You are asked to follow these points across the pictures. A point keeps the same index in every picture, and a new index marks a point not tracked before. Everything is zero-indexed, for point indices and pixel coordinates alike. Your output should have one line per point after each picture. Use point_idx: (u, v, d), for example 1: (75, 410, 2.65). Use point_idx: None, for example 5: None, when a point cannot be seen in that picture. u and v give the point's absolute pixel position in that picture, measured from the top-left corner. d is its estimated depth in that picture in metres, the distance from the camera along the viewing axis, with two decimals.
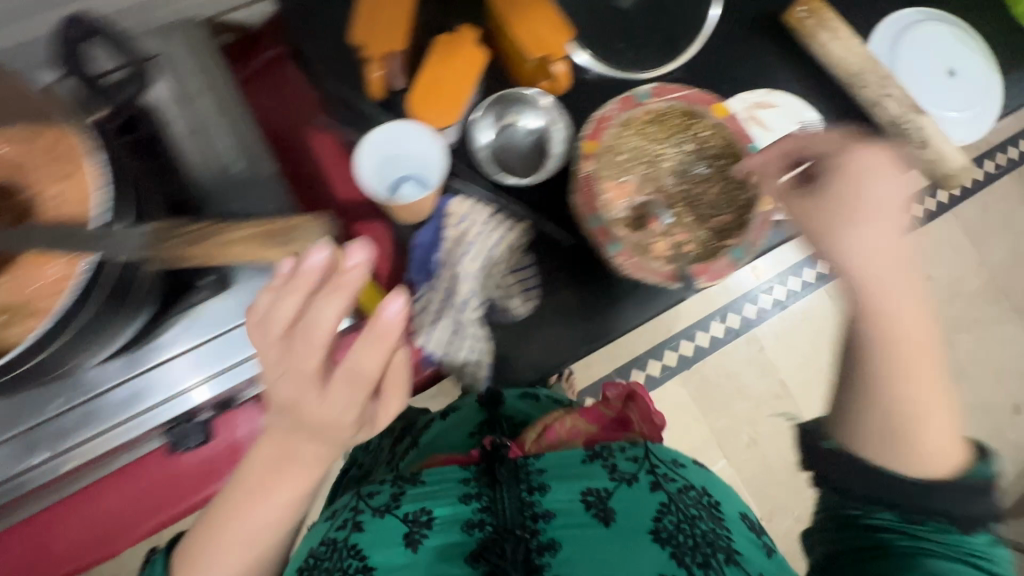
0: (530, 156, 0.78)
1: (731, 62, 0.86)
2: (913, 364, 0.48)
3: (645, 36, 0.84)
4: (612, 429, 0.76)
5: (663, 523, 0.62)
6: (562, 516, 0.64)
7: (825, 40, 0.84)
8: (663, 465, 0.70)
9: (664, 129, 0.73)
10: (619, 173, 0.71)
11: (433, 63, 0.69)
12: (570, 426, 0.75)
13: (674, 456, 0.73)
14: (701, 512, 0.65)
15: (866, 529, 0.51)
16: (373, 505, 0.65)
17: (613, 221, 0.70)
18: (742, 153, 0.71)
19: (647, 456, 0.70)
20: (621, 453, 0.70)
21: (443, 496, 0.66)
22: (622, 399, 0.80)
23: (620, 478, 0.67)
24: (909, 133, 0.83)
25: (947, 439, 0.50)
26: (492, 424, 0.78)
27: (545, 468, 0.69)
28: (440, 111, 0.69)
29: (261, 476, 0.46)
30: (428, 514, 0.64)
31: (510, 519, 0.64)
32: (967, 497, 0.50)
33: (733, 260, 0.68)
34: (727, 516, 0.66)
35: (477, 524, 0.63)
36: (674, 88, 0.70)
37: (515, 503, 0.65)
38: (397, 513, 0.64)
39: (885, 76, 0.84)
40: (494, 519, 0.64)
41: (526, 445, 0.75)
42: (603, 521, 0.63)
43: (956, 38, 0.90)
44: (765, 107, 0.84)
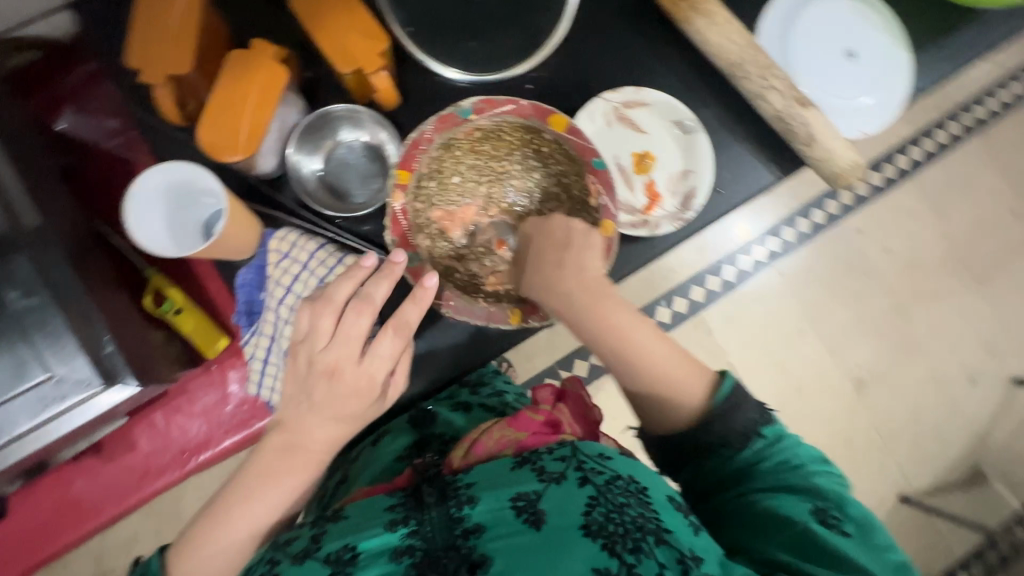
0: (369, 178, 0.71)
1: (601, 54, 0.77)
2: (628, 350, 0.57)
3: (499, 30, 0.73)
4: (545, 433, 0.60)
5: (594, 516, 0.51)
6: (493, 526, 0.52)
7: (701, 26, 0.73)
8: (591, 460, 0.56)
9: (501, 144, 0.65)
10: (450, 199, 0.65)
11: (222, 86, 0.61)
12: (497, 439, 0.60)
13: (604, 448, 0.59)
14: (632, 500, 0.53)
15: (699, 468, 0.58)
16: (289, 553, 0.52)
17: (438, 255, 0.64)
18: (586, 170, 0.63)
19: (575, 452, 0.57)
20: (548, 454, 0.57)
21: (365, 524, 0.53)
22: (557, 402, 0.65)
23: (548, 478, 0.54)
24: (794, 130, 0.74)
25: (685, 368, 0.58)
26: (422, 445, 0.71)
27: (474, 480, 0.56)
28: (227, 140, 0.60)
29: (269, 461, 0.56)
30: (352, 550, 0.51)
31: (443, 535, 0.52)
32: (737, 411, 0.57)
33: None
34: (659, 502, 0.54)
35: (405, 550, 0.51)
36: (503, 99, 0.62)
37: (442, 518, 0.53)
38: (316, 556, 0.51)
39: (769, 63, 0.74)
40: (425, 539, 0.52)
41: (457, 462, 0.61)
42: (534, 526, 0.51)
43: (857, 13, 0.81)
44: (635, 107, 0.76)
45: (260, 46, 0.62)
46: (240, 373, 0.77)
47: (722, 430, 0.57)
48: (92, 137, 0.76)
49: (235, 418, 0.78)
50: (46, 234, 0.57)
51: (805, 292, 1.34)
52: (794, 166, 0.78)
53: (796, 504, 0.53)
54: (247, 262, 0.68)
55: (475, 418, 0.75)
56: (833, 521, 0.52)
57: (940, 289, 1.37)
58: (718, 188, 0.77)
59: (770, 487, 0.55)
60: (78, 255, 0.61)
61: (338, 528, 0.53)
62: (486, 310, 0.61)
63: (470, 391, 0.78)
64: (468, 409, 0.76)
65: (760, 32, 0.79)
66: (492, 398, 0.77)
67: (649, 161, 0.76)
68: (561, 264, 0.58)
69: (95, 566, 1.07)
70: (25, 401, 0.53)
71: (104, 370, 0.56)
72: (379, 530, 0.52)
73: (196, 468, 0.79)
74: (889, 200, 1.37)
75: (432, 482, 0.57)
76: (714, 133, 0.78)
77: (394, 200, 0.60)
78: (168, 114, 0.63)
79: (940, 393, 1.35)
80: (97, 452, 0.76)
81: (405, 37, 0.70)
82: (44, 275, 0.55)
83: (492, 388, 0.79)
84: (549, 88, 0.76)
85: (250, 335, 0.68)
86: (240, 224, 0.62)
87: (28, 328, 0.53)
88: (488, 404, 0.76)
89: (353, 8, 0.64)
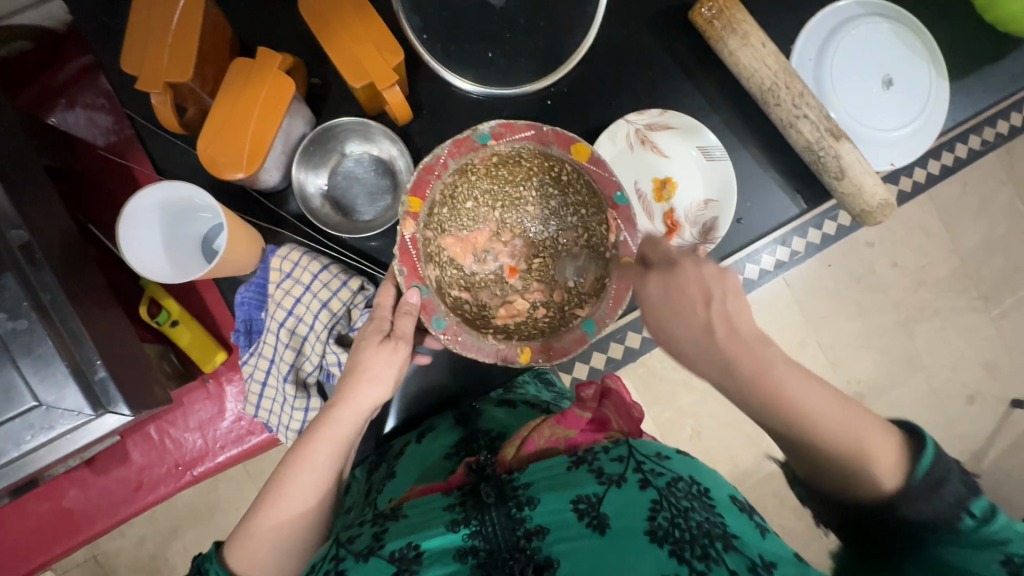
0: (377, 196, 0.67)
1: (626, 69, 0.73)
2: (779, 371, 0.44)
3: (519, 40, 0.69)
4: (593, 433, 0.55)
5: (659, 521, 0.46)
6: (557, 528, 0.47)
7: (733, 46, 0.69)
8: (650, 460, 0.51)
9: (518, 169, 0.61)
10: (460, 224, 0.62)
11: (225, 101, 0.58)
12: (548, 441, 0.55)
13: (660, 446, 0.53)
14: (697, 503, 0.48)
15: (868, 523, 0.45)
16: (353, 550, 0.48)
17: (445, 283, 0.61)
18: (607, 206, 0.59)
19: (632, 452, 0.52)
20: (604, 454, 0.52)
21: (427, 523, 0.49)
22: None
23: (608, 480, 0.49)
24: (823, 163, 0.70)
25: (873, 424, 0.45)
26: (470, 439, 0.63)
27: (531, 480, 0.51)
28: (229, 158, 0.57)
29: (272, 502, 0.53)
30: (416, 548, 0.47)
31: (507, 536, 0.47)
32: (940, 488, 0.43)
33: (582, 335, 0.59)
34: (721, 502, 0.49)
35: (469, 550, 0.47)
36: (525, 124, 0.58)
37: (505, 519, 0.48)
38: (380, 555, 0.47)
39: (803, 89, 0.70)
40: (488, 539, 0.47)
41: (509, 458, 0.55)
42: (599, 529, 0.47)
43: (897, 36, 0.77)
44: (659, 130, 0.72)
45: (265, 54, 0.58)
46: (239, 387, 0.77)
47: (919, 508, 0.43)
48: (88, 138, 0.74)
49: (232, 435, 0.78)
50: (36, 249, 0.54)
51: (814, 305, 1.31)
52: (818, 199, 0.75)
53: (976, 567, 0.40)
54: (247, 279, 0.65)
55: (522, 414, 0.67)
56: None
57: (947, 308, 1.34)
58: (739, 218, 0.74)
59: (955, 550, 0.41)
60: (69, 270, 0.58)
61: (399, 527, 0.49)
62: (496, 347, 0.58)
63: (507, 390, 0.71)
64: (512, 406, 0.68)
65: (794, 52, 0.75)
66: (534, 396, 0.70)
67: (669, 189, 0.73)
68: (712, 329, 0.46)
69: (88, 550, 1.07)
70: (14, 427, 0.51)
71: (94, 398, 0.53)
72: (441, 530, 0.48)
73: (189, 485, 0.79)
74: (904, 214, 1.33)
75: (490, 479, 0.52)
76: (739, 158, 0.74)
77: (404, 229, 0.56)
78: (165, 122, 0.59)
79: (939, 412, 1.33)
80: (89, 464, 0.76)
81: (420, 45, 0.66)
82: (33, 296, 0.52)
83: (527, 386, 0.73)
84: (569, 103, 0.72)
85: (249, 355, 0.66)
86: (240, 244, 0.58)
87: (15, 352, 0.51)
88: (532, 401, 0.69)
89: (367, 21, 0.60)
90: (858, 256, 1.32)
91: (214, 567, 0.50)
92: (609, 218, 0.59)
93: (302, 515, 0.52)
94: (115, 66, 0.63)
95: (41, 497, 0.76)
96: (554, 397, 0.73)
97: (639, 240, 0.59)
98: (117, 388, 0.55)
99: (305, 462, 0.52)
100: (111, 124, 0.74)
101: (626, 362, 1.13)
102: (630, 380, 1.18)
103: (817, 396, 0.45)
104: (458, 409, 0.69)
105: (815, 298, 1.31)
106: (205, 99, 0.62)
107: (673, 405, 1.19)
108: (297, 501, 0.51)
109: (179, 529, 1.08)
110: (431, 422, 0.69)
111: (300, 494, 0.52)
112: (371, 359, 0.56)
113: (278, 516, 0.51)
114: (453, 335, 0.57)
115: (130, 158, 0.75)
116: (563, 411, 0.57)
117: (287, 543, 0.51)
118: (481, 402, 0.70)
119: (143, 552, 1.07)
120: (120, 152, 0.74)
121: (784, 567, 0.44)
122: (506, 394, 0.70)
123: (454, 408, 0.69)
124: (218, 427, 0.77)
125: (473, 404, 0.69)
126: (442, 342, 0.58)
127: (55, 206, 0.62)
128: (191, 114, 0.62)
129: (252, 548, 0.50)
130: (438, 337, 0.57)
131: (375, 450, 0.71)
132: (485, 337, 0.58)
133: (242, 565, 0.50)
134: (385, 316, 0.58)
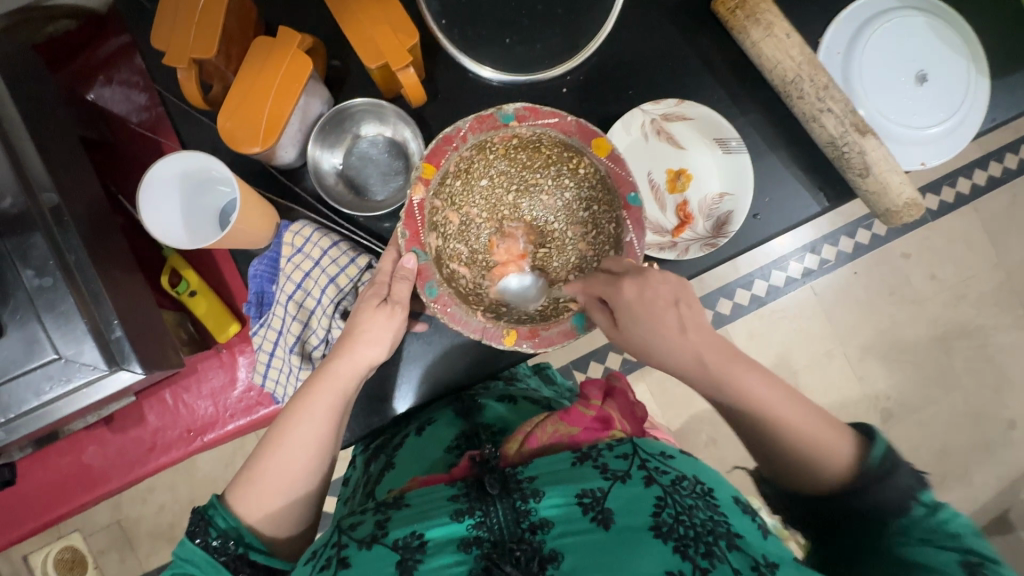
0: (390, 176, 0.69)
1: (645, 60, 0.72)
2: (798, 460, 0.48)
3: (539, 30, 0.69)
4: (593, 429, 0.54)
5: (664, 517, 0.46)
6: (561, 521, 0.47)
7: (757, 36, 0.67)
8: (654, 458, 0.51)
9: (538, 156, 0.61)
10: (473, 201, 0.62)
11: (244, 78, 0.60)
12: (548, 435, 0.55)
13: (665, 447, 0.53)
14: (701, 502, 0.48)
15: (828, 521, 0.49)
16: (356, 537, 0.49)
17: (444, 252, 0.61)
18: (620, 203, 0.59)
19: (636, 450, 0.52)
20: (608, 451, 0.52)
21: (429, 513, 0.49)
22: (607, 398, 0.59)
23: (613, 475, 0.49)
24: (847, 159, 0.68)
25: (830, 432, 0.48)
26: (471, 435, 0.64)
27: (535, 474, 0.51)
28: (245, 134, 0.59)
29: None
30: (421, 538, 0.47)
31: (511, 528, 0.47)
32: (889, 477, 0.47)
33: (572, 329, 0.58)
34: (726, 503, 0.49)
35: (473, 541, 0.47)
36: (549, 111, 0.58)
37: (508, 511, 0.48)
38: (384, 542, 0.47)
39: (828, 82, 0.67)
40: (492, 530, 0.47)
41: (511, 453, 0.55)
42: (603, 524, 0.46)
43: (934, 32, 0.74)
44: (675, 120, 0.71)
45: (285, 34, 0.60)
46: (250, 359, 0.80)
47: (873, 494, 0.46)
48: (122, 112, 0.80)
49: (241, 405, 0.80)
50: (64, 214, 0.57)
51: (843, 315, 1.26)
52: (842, 197, 0.72)
53: (936, 555, 0.42)
54: (261, 253, 0.67)
55: (523, 411, 0.67)
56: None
57: (988, 325, 1.27)
58: (756, 213, 0.72)
59: (920, 544, 0.44)
60: (93, 235, 0.62)
61: (402, 515, 0.49)
62: (482, 324, 0.58)
63: (508, 386, 0.72)
64: (513, 401, 0.69)
65: (822, 46, 0.73)
66: (533, 392, 0.71)
67: (684, 180, 0.71)
68: (684, 328, 0.49)
69: (113, 514, 1.12)
70: (35, 377, 0.54)
71: (110, 355, 0.56)
72: (445, 520, 0.48)
73: (200, 452, 0.82)
74: (946, 224, 1.27)
75: (495, 471, 0.51)
76: (758, 153, 0.72)
77: (414, 193, 0.57)
78: (190, 97, 0.62)
79: (975, 436, 1.26)
80: (108, 423, 0.80)
81: (438, 29, 0.66)
82: (59, 256, 0.55)
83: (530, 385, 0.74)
84: (587, 92, 0.71)
85: (259, 326, 0.68)
86: (253, 217, 0.60)
87: (40, 309, 0.53)
88: (534, 398, 0.69)
89: (385, 3, 0.61)
90: (891, 267, 1.26)
91: (220, 512, 0.50)
92: (622, 217, 0.58)
93: (303, 478, 0.52)
94: (148, 44, 0.66)
95: (61, 453, 0.80)
96: (555, 393, 0.74)
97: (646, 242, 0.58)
98: (131, 348, 0.58)
99: (299, 430, 0.53)
100: (145, 101, 0.80)
101: (642, 363, 1.16)
102: (645, 381, 1.16)
103: (799, 415, 0.48)
104: (459, 404, 0.69)
105: (845, 307, 1.26)
106: (229, 77, 0.65)
107: (688, 410, 1.16)
108: (297, 450, 0.52)
109: (198, 499, 1.12)
110: (431, 411, 0.70)
111: (310, 450, 0.53)
112: (373, 332, 0.57)
113: (271, 482, 0.51)
114: (443, 306, 0.58)
115: (161, 134, 0.80)
116: (568, 409, 0.57)
117: (291, 515, 0.52)
118: (481, 396, 0.71)
119: (163, 519, 1.12)
120: (151, 128, 0.79)
121: (785, 568, 0.44)
122: (506, 390, 0.71)
123: (454, 402, 0.70)
124: (230, 396, 0.80)
125: (475, 399, 0.70)
126: (431, 310, 0.58)
127: (85, 176, 0.66)
128: (215, 91, 0.64)
129: (248, 510, 0.51)
130: (428, 305, 0.57)
131: (371, 445, 0.71)
132: (473, 313, 0.58)
133: (245, 507, 0.51)
134: (384, 281, 0.59)
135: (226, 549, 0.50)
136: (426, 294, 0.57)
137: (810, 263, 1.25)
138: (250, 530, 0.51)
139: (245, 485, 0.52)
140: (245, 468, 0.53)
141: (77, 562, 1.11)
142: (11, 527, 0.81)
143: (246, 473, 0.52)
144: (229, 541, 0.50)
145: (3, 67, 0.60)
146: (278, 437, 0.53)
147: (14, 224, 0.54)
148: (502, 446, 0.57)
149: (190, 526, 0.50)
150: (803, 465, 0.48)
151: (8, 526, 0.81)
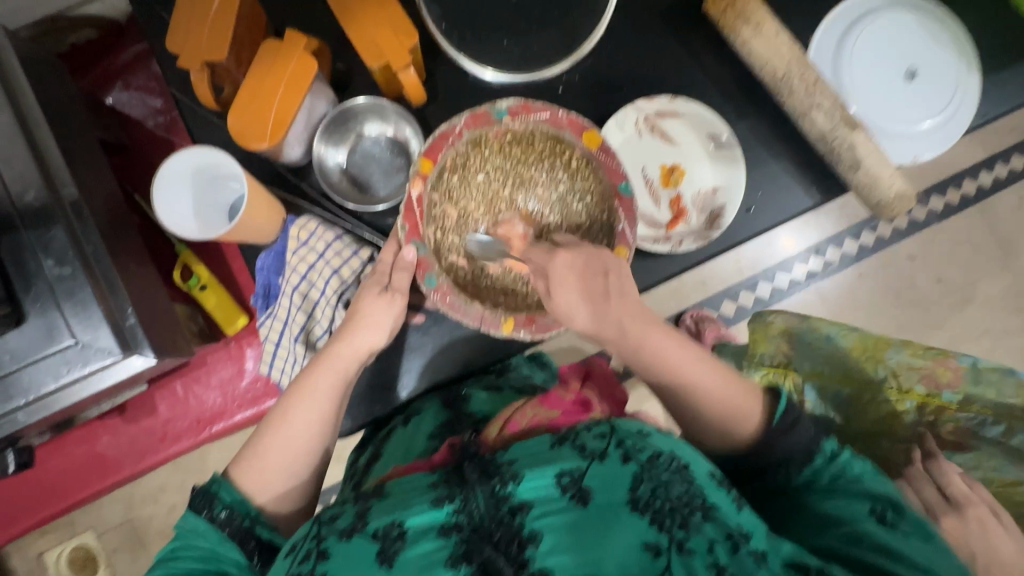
0: (391, 173, 0.71)
1: (639, 61, 0.74)
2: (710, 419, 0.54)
3: (535, 32, 0.72)
4: (573, 413, 0.57)
5: (641, 492, 0.47)
6: (540, 504, 0.48)
7: (748, 36, 0.69)
8: (631, 436, 0.51)
9: (531, 150, 0.63)
10: (470, 195, 0.65)
11: (252, 79, 0.63)
12: (528, 419, 0.56)
13: (643, 424, 0.53)
14: (677, 476, 0.48)
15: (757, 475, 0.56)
16: (337, 528, 0.49)
17: (442, 245, 0.63)
18: (613, 195, 0.62)
19: (614, 430, 0.52)
20: (586, 431, 0.52)
21: (412, 498, 0.50)
22: (585, 381, 0.62)
23: (590, 455, 0.49)
24: (838, 152, 0.69)
25: (742, 393, 0.54)
26: (453, 423, 0.65)
27: (514, 458, 0.51)
28: (253, 131, 0.62)
29: None
30: (400, 526, 0.47)
31: (491, 513, 0.47)
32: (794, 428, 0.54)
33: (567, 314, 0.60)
34: (703, 478, 0.49)
35: (453, 527, 0.48)
36: (541, 106, 0.60)
37: (488, 496, 0.48)
38: (363, 532, 0.48)
39: (818, 79, 0.69)
40: (472, 516, 0.48)
41: (491, 437, 0.56)
42: (581, 502, 0.47)
43: (922, 30, 0.75)
44: (669, 117, 0.73)
45: (291, 36, 0.63)
46: (257, 351, 0.83)
47: (788, 448, 0.54)
48: (138, 116, 0.84)
49: (249, 395, 0.84)
50: (84, 208, 0.60)
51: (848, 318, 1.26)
52: (835, 192, 0.73)
53: (853, 505, 0.51)
54: (268, 246, 0.70)
55: (506, 398, 0.67)
56: (890, 522, 0.50)
57: (995, 328, 1.26)
58: (749, 207, 0.73)
59: (828, 493, 0.53)
60: (110, 230, 0.65)
61: (383, 503, 0.50)
62: (480, 312, 0.60)
63: (499, 375, 0.71)
64: (497, 390, 0.68)
65: (811, 45, 0.75)
66: (520, 380, 0.69)
67: (677, 175, 0.74)
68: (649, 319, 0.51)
69: (124, 513, 1.14)
70: (54, 361, 0.56)
71: (125, 340, 0.59)
72: (426, 506, 0.48)
73: (210, 441, 0.85)
74: (952, 226, 1.26)
75: (474, 458, 0.53)
76: (751, 149, 0.74)
77: (412, 188, 0.59)
78: (203, 100, 0.65)
79: None
80: (122, 414, 0.83)
81: (437, 32, 0.69)
82: (78, 247, 0.58)
83: (519, 369, 0.72)
84: (583, 92, 0.74)
85: (266, 317, 0.71)
86: (261, 209, 0.62)
87: (60, 296, 0.56)
88: (518, 385, 0.69)
89: (385, 5, 0.64)
90: (896, 268, 1.26)
91: (224, 488, 0.52)
92: (614, 207, 0.61)
93: (305, 456, 0.55)
94: (164, 50, 0.69)
95: (78, 442, 0.83)
96: (546, 379, 0.72)
97: (638, 231, 0.61)
98: (144, 334, 0.61)
99: (301, 410, 0.55)
100: (160, 105, 0.84)
101: None
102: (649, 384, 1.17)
103: (711, 379, 0.54)
104: (443, 394, 0.69)
105: (849, 310, 1.26)
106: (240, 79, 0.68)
107: None
108: (300, 430, 0.55)
109: None
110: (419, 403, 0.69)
111: (313, 426, 0.55)
112: (373, 318, 0.59)
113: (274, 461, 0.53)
114: (443, 295, 0.60)
115: (175, 135, 0.84)
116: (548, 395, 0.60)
117: (292, 493, 0.55)
118: (466, 385, 0.70)
119: (172, 519, 1.14)
120: (167, 130, 0.84)
121: (759, 539, 0.47)
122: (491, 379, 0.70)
123: (438, 393, 0.70)
124: (237, 387, 0.83)
125: (460, 388, 0.69)
126: (431, 300, 0.61)
127: (103, 176, 0.69)
128: (227, 94, 0.68)
129: (253, 488, 0.53)
130: (429, 294, 0.59)
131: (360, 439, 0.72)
132: (471, 302, 0.60)
133: (251, 486, 0.53)
134: (384, 271, 0.61)
135: (230, 522, 0.52)
136: (423, 284, 0.60)
137: (814, 265, 1.26)
138: (257, 507, 0.53)
139: (250, 465, 0.54)
140: (247, 445, 0.55)
141: (89, 560, 1.14)
142: (28, 513, 0.84)
143: (248, 451, 0.55)
144: (233, 514, 0.51)
145: (29, 72, 0.64)
146: (281, 420, 0.55)
147: (37, 217, 0.57)
148: (484, 432, 0.59)
149: (194, 499, 0.52)
150: (723, 432, 0.54)
151: (25, 512, 0.84)
